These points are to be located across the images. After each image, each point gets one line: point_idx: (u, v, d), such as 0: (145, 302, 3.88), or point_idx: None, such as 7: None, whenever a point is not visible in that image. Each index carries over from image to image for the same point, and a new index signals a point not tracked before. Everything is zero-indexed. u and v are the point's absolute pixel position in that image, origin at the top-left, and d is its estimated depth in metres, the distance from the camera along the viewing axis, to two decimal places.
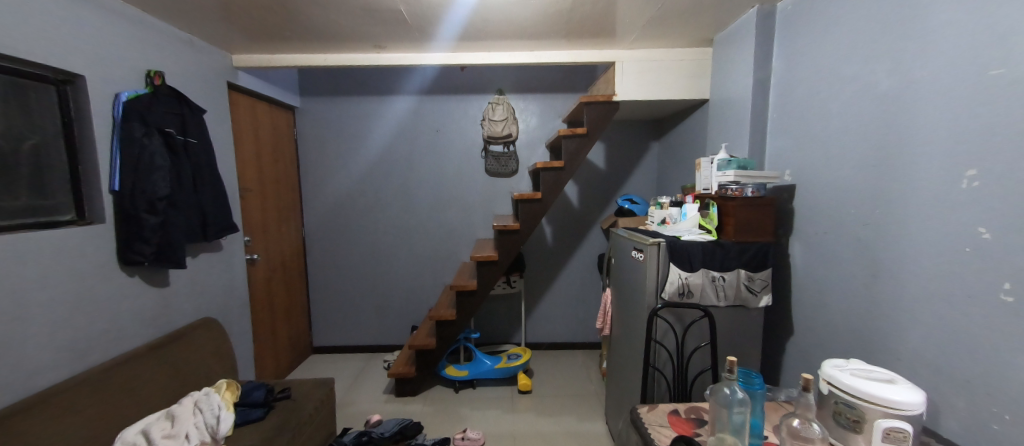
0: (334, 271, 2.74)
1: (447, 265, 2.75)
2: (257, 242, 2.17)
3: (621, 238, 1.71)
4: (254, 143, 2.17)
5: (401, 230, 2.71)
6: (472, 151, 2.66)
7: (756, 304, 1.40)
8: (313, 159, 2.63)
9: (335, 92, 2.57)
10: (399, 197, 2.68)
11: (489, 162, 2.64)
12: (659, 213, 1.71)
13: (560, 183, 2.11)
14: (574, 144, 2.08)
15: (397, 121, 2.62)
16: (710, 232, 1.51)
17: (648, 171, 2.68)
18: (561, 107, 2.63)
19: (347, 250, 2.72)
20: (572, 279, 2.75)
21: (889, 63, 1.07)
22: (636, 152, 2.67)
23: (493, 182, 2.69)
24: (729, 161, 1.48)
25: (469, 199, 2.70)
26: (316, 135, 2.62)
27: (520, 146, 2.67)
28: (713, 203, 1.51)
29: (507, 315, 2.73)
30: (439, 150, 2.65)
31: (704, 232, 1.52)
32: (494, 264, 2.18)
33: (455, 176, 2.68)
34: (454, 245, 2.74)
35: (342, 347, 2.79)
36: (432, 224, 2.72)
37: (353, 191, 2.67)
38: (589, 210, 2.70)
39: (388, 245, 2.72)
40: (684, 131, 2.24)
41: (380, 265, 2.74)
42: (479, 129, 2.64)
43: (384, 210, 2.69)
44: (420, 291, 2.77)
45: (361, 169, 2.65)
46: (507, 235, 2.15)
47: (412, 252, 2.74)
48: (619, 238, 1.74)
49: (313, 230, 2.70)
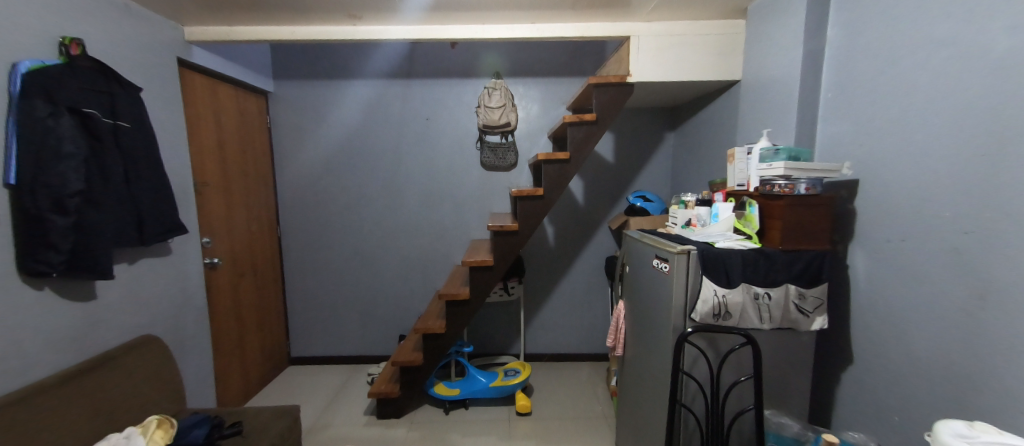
0: (313, 274, 2.48)
1: (438, 268, 2.49)
2: (219, 244, 1.91)
3: (636, 243, 1.44)
4: (216, 131, 1.90)
5: (388, 230, 2.45)
6: (466, 142, 2.39)
7: (808, 327, 1.14)
8: (288, 150, 2.37)
9: (312, 75, 2.31)
10: (386, 194, 2.42)
11: (488, 156, 2.38)
12: (683, 213, 1.44)
13: (565, 177, 1.84)
14: (581, 134, 1.80)
15: (382, 109, 2.35)
16: (750, 237, 1.24)
17: (663, 165, 2.41)
18: (565, 93, 2.36)
19: (327, 252, 2.47)
20: (577, 285, 2.49)
21: (1004, 17, 0.80)
22: (648, 144, 2.39)
23: (490, 176, 2.42)
24: (777, 151, 1.20)
25: (462, 196, 2.44)
26: (292, 124, 2.35)
27: (519, 137, 2.40)
28: (753, 202, 1.25)
29: (504, 323, 2.48)
30: (429, 140, 2.38)
31: (742, 238, 1.25)
32: (490, 270, 1.91)
33: (447, 169, 2.41)
34: (446, 247, 2.48)
35: (323, 357, 2.54)
36: (421, 223, 2.45)
37: (334, 187, 2.41)
38: (596, 209, 2.44)
39: (373, 247, 2.47)
40: (706, 119, 1.97)
41: (365, 268, 2.48)
42: (474, 117, 2.36)
43: (369, 207, 2.43)
44: (409, 297, 2.51)
45: (342, 162, 2.39)
46: (504, 237, 1.88)
47: (400, 254, 2.47)
48: (633, 242, 1.47)
49: (290, 229, 2.44)
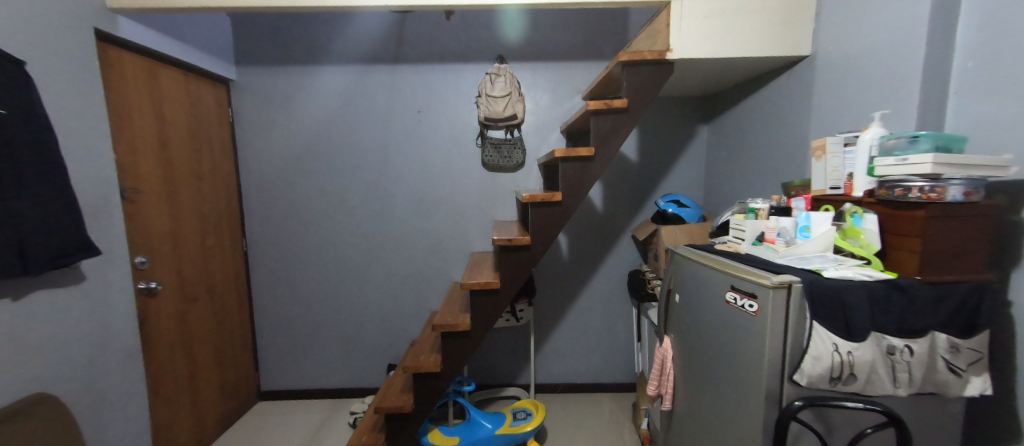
0: (286, 295, 2.11)
1: (433, 285, 2.13)
2: (161, 264, 1.54)
3: (694, 267, 1.08)
4: (156, 124, 1.54)
5: (373, 243, 2.09)
6: (465, 138, 2.03)
7: (960, 393, 0.79)
8: (255, 149, 2.01)
9: (283, 61, 1.96)
10: (370, 200, 2.06)
11: (491, 154, 2.01)
12: (754, 225, 1.09)
13: (587, 179, 1.48)
14: (608, 125, 1.45)
15: (366, 100, 1.99)
16: (871, 261, 0.87)
17: (695, 163, 2.06)
18: (580, 80, 2.01)
19: (302, 268, 2.10)
20: (595, 304, 2.14)
21: None
22: (678, 139, 2.05)
23: (492, 178, 2.06)
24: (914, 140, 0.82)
25: (461, 202, 2.08)
26: (259, 118, 2.00)
27: (527, 132, 2.05)
28: (855, 211, 0.92)
29: (510, 350, 2.12)
30: (421, 136, 2.02)
31: (859, 263, 0.87)
32: (495, 294, 1.55)
33: (442, 170, 2.05)
34: (442, 261, 2.12)
35: (299, 391, 2.18)
36: (412, 234, 2.09)
37: (309, 193, 2.05)
38: (617, 216, 2.09)
39: (356, 262, 2.10)
40: (755, 106, 1.62)
41: (346, 286, 2.12)
42: (473, 109, 2.01)
43: (350, 216, 2.07)
44: (399, 320, 2.15)
45: (319, 163, 2.03)
46: (513, 253, 1.52)
47: (388, 270, 2.11)
48: (689, 265, 1.10)
49: (258, 242, 2.07)
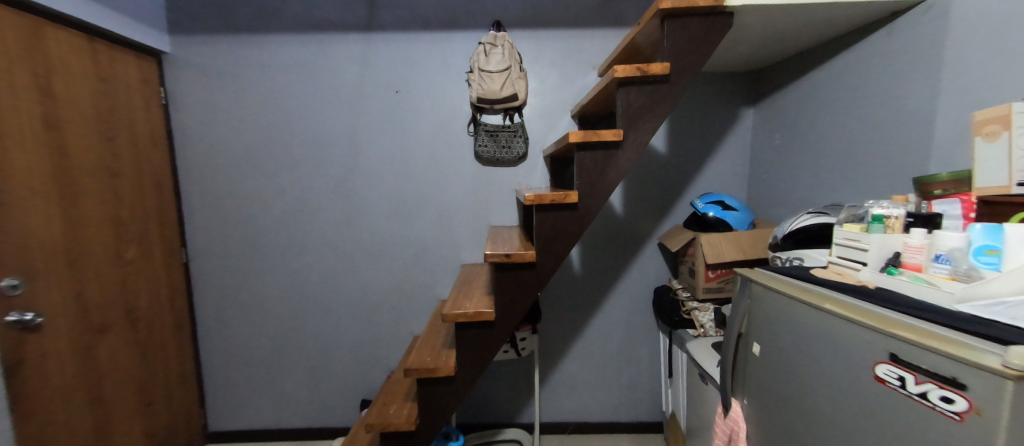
0: (238, 317, 1.74)
1: (416, 305, 1.76)
2: (47, 287, 1.17)
3: (794, 311, 0.69)
4: (39, 102, 1.17)
5: (342, 254, 1.72)
6: (454, 125, 1.65)
7: None
8: (196, 139, 1.64)
9: (230, 30, 1.59)
10: (339, 201, 1.68)
11: (486, 144, 1.62)
12: (885, 242, 0.70)
13: (612, 174, 1.10)
14: (641, 99, 1.07)
15: (332, 78, 1.62)
16: None
17: (737, 156, 1.68)
18: (596, 52, 1.63)
19: (257, 284, 1.73)
20: (612, 328, 1.76)
21: None
22: (717, 126, 1.66)
23: (487, 175, 1.69)
24: None
25: (449, 204, 1.70)
26: (200, 101, 1.62)
27: (530, 117, 1.67)
28: None
29: (509, 384, 1.74)
30: (401, 123, 1.65)
31: None
32: (489, 328, 1.17)
33: (426, 165, 1.67)
34: (427, 276, 1.74)
35: (256, 432, 1.81)
36: (389, 243, 1.72)
37: (264, 193, 1.68)
38: (640, 220, 1.70)
39: (322, 277, 1.73)
40: (832, 79, 1.23)
41: (311, 307, 1.75)
42: (464, 90, 1.64)
43: (314, 221, 1.69)
44: (375, 347, 1.78)
45: (275, 156, 1.66)
46: (513, 274, 1.14)
47: (361, 288, 1.74)
48: (783, 307, 0.72)
49: (202, 253, 1.70)
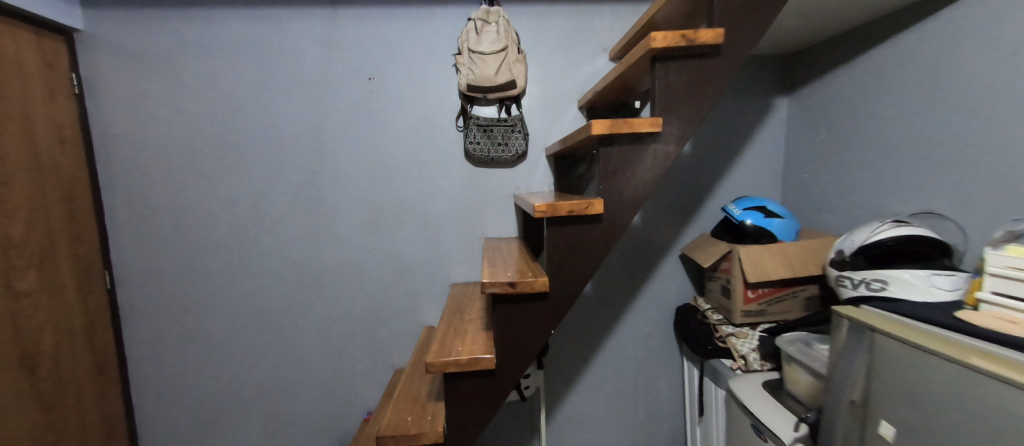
0: (180, 353, 1.44)
1: (397, 332, 1.48)
2: None
3: (953, 392, 0.54)
4: None
5: (308, 274, 1.43)
6: (441, 119, 1.39)
7: None
8: (122, 138, 1.33)
9: (163, 2, 1.29)
10: (302, 211, 1.40)
11: (479, 141, 1.36)
12: None
13: (645, 176, 0.85)
14: (683, 79, 0.82)
15: (291, 62, 1.33)
16: None
17: (769, 153, 1.45)
18: (608, 33, 1.38)
19: (203, 313, 1.43)
20: (629, 355, 1.52)
21: None
22: (747, 119, 1.43)
23: (481, 178, 1.42)
24: None
25: (436, 212, 1.43)
26: (126, 91, 1.32)
27: (531, 109, 1.41)
28: None
29: (509, 424, 1.48)
30: (376, 116, 1.37)
31: None
32: (488, 378, 0.90)
33: (407, 166, 1.40)
34: (410, 298, 1.47)
35: None
36: (364, 261, 1.44)
37: (210, 203, 1.38)
38: (659, 230, 1.46)
39: (283, 302, 1.44)
40: (902, 57, 1.01)
41: (271, 338, 1.46)
42: (451, 77, 1.37)
43: (271, 236, 1.40)
44: (349, 383, 1.49)
45: (223, 158, 1.36)
46: (518, 308, 0.87)
47: (331, 314, 1.45)
48: (926, 397, 0.57)
49: (132, 277, 1.39)
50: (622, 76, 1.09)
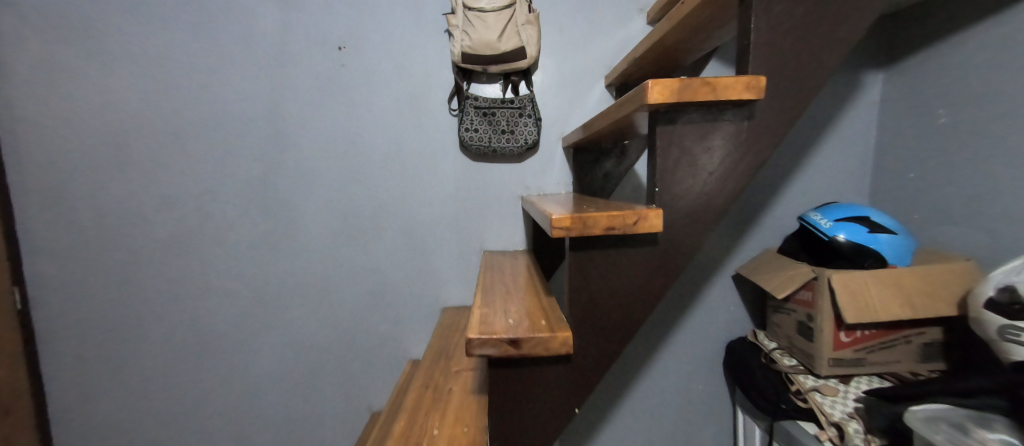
0: (114, 387, 1.18)
1: (373, 366, 1.20)
2: None
3: None
4: None
5: (264, 294, 1.15)
6: (430, 101, 1.09)
7: None
8: (33, 122, 1.06)
9: None
10: (256, 216, 1.11)
11: (476, 127, 1.06)
12: None
13: (728, 173, 0.54)
14: (794, 18, 0.51)
15: (241, 27, 1.05)
16: None
17: (853, 145, 1.11)
18: None
19: (140, 339, 1.16)
20: (664, 400, 1.21)
21: None
22: (824, 101, 1.09)
23: (480, 176, 1.13)
24: None
25: (423, 219, 1.14)
26: (33, 62, 1.04)
27: (544, 88, 1.10)
28: None
29: None
30: (347, 97, 1.08)
31: None
32: None
33: (387, 160, 1.11)
34: (390, 324, 1.18)
35: None
36: (334, 278, 1.15)
37: (144, 205, 1.11)
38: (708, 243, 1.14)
39: (236, 327, 1.16)
40: None
41: (221, 371, 1.18)
42: (443, 45, 1.07)
43: (220, 247, 1.12)
44: (317, 428, 1.21)
45: (159, 149, 1.09)
46: (524, 378, 0.56)
47: (294, 344, 1.18)
48: None
49: (54, 297, 1.13)
50: (675, 32, 0.77)
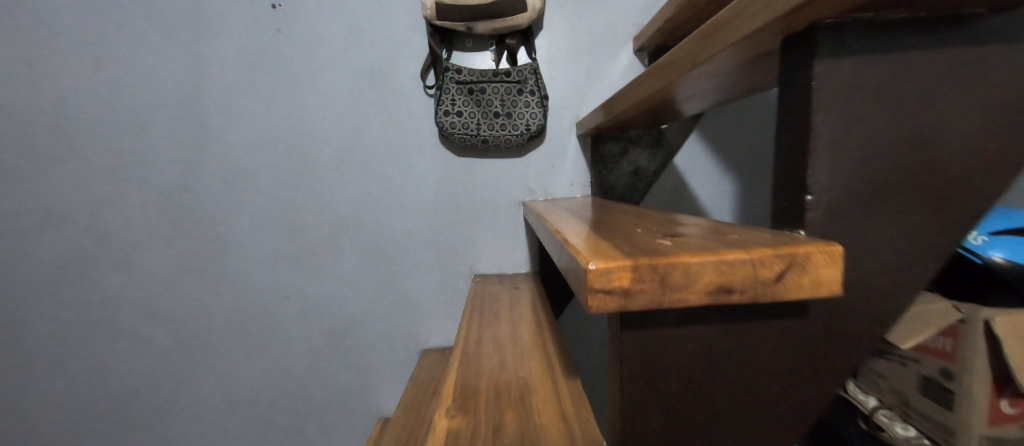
0: None
1: (335, 426, 0.92)
2: None
3: None
4: None
5: (188, 337, 0.87)
6: (398, 77, 0.81)
7: None
8: None
9: None
10: (173, 235, 0.83)
11: (460, 110, 0.78)
12: None
13: (960, 162, 0.26)
14: None
15: None
16: None
17: None
18: None
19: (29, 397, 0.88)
20: None
21: None
22: None
23: (467, 177, 0.84)
24: None
25: (394, 235, 0.86)
26: None
27: (552, 55, 0.82)
28: None
29: None
30: (287, 73, 0.80)
31: None
32: None
33: (343, 157, 0.83)
34: (355, 372, 0.90)
35: None
36: (279, 315, 0.87)
37: (20, 223, 0.82)
38: None
39: (153, 385, 0.88)
40: None
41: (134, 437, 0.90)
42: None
43: (123, 277, 0.84)
44: None
45: (33, 146, 0.80)
46: None
47: (229, 400, 0.90)
48: None
49: None
50: None
